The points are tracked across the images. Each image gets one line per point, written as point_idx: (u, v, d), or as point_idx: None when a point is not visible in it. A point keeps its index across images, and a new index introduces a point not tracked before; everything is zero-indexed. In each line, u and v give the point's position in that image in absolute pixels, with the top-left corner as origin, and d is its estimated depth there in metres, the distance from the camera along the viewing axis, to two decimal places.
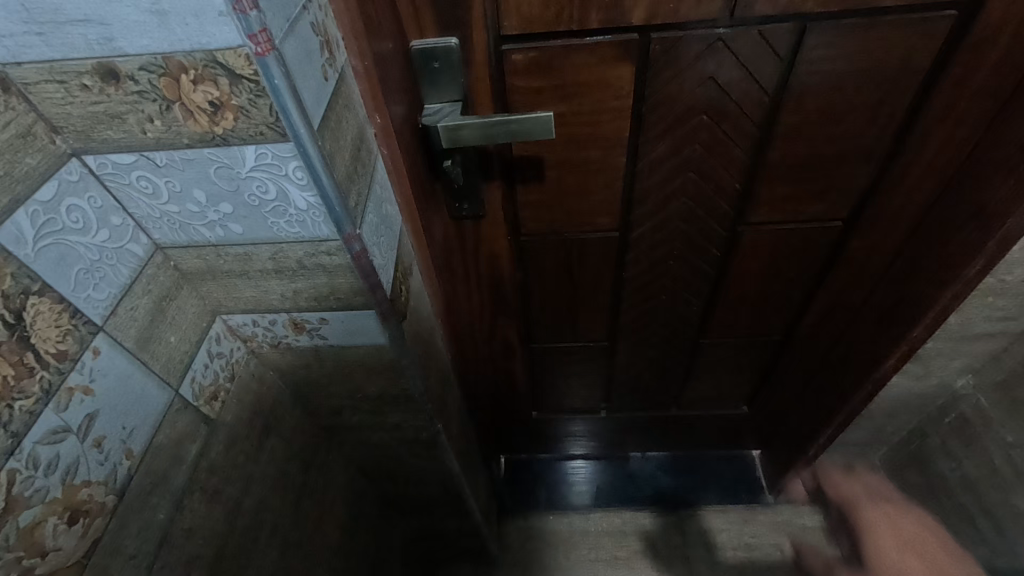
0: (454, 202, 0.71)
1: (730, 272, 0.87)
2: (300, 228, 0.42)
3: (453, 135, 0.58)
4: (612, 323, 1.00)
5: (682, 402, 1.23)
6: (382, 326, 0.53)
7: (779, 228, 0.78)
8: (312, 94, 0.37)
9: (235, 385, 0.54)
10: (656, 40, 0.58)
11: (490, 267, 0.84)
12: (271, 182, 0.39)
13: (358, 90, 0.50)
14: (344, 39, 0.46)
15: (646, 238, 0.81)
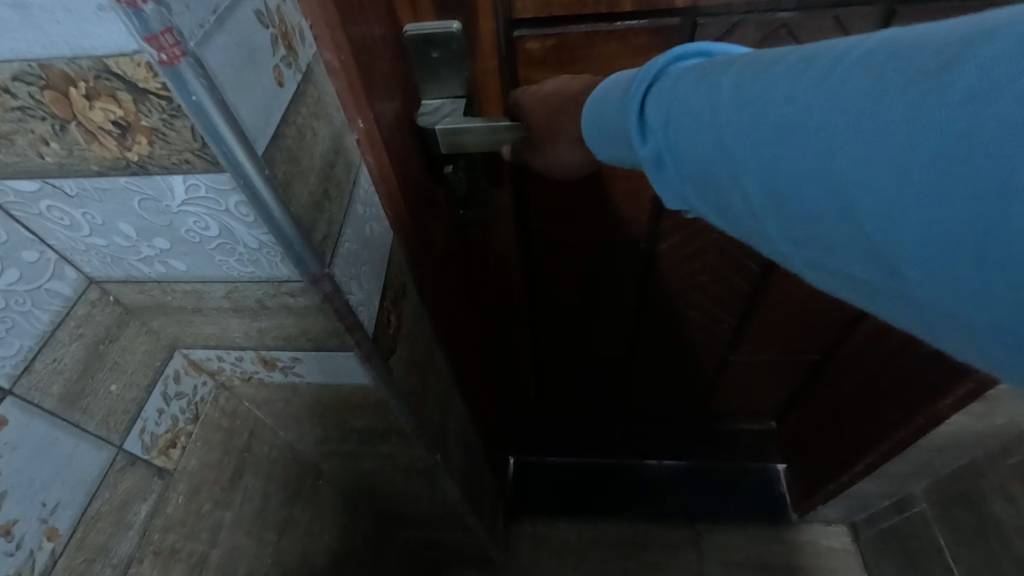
0: (457, 209, 0.63)
1: (772, 283, 0.78)
2: (255, 268, 0.34)
3: (453, 140, 0.49)
4: (631, 329, 0.92)
5: (705, 413, 1.14)
6: (364, 368, 0.45)
7: None
8: (256, 107, 0.28)
9: (200, 426, 0.48)
10: (704, 26, 0.48)
11: (500, 272, 0.76)
12: (210, 218, 0.31)
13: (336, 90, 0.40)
14: (315, 26, 0.36)
15: (677, 248, 0.74)
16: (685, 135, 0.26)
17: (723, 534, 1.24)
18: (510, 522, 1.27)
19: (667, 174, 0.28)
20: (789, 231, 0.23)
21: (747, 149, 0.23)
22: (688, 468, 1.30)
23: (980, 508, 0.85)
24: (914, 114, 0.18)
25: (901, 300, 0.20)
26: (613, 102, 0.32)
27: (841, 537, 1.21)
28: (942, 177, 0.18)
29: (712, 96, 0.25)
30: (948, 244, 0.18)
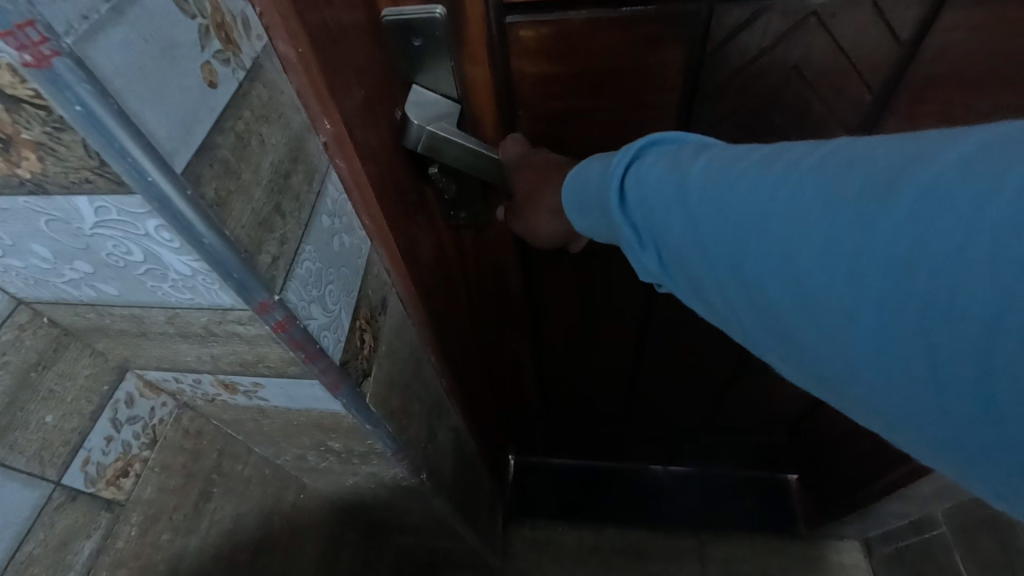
0: (447, 210, 0.58)
1: None
2: (193, 295, 0.30)
3: (433, 148, 0.45)
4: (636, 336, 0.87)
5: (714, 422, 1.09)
6: (331, 395, 0.41)
7: None
8: (174, 114, 0.24)
9: (158, 451, 0.44)
10: (721, 14, 0.42)
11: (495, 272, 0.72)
12: (130, 242, 0.26)
13: (296, 89, 0.35)
14: (266, 15, 0.31)
15: None
16: (672, 230, 0.29)
17: (728, 544, 1.20)
18: (509, 525, 1.24)
19: (652, 256, 0.31)
20: (769, 323, 0.26)
21: (730, 250, 0.26)
22: (695, 475, 1.26)
23: (1006, 537, 0.80)
24: (875, 238, 0.21)
25: (857, 390, 0.23)
26: (598, 179, 0.34)
27: (852, 553, 1.16)
28: (896, 294, 0.21)
29: (695, 192, 0.27)
30: (897, 349, 0.21)
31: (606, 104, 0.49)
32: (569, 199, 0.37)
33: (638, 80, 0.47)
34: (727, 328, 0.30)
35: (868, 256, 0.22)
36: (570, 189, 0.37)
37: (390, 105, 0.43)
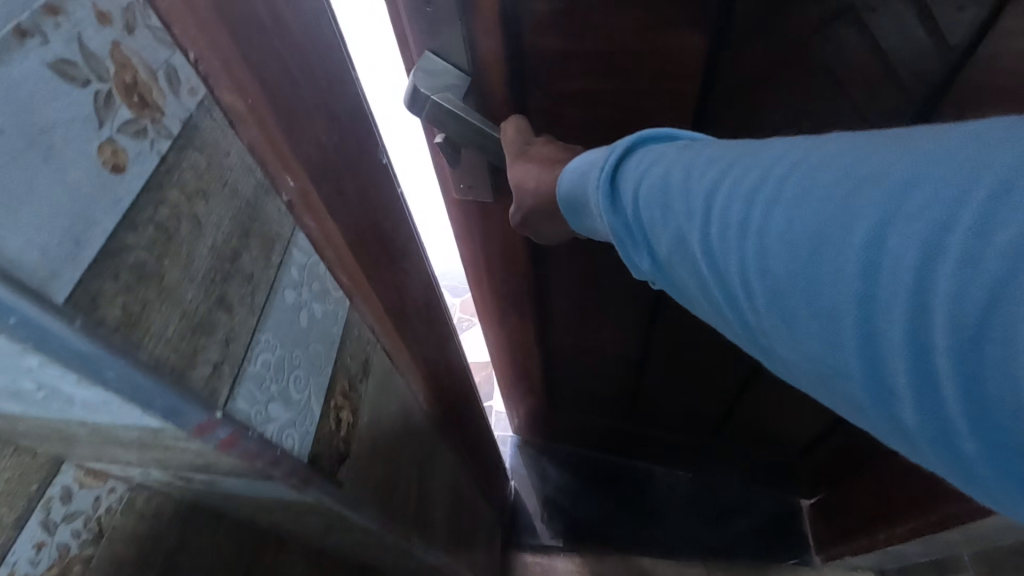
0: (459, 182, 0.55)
1: None
2: (112, 418, 0.24)
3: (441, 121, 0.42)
4: (644, 341, 0.82)
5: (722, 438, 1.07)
6: (299, 495, 0.35)
7: None
8: (52, 222, 0.18)
9: (105, 546, 0.38)
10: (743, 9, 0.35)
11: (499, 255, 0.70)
12: (16, 375, 0.20)
13: (254, 142, 0.29)
14: (201, 50, 0.25)
15: None
16: (656, 229, 0.27)
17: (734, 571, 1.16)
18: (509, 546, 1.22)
19: (641, 257, 0.29)
20: (744, 324, 0.25)
21: (715, 251, 0.24)
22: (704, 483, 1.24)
23: None
24: (827, 236, 0.20)
25: (824, 389, 0.22)
26: (587, 179, 0.31)
27: None
28: (843, 294, 0.20)
29: (672, 190, 0.26)
30: (881, 363, 0.19)
31: (617, 102, 0.43)
32: (564, 204, 0.35)
33: (652, 77, 0.41)
34: (718, 329, 0.28)
35: (815, 254, 0.20)
36: (562, 194, 0.34)
37: (370, 143, 0.37)
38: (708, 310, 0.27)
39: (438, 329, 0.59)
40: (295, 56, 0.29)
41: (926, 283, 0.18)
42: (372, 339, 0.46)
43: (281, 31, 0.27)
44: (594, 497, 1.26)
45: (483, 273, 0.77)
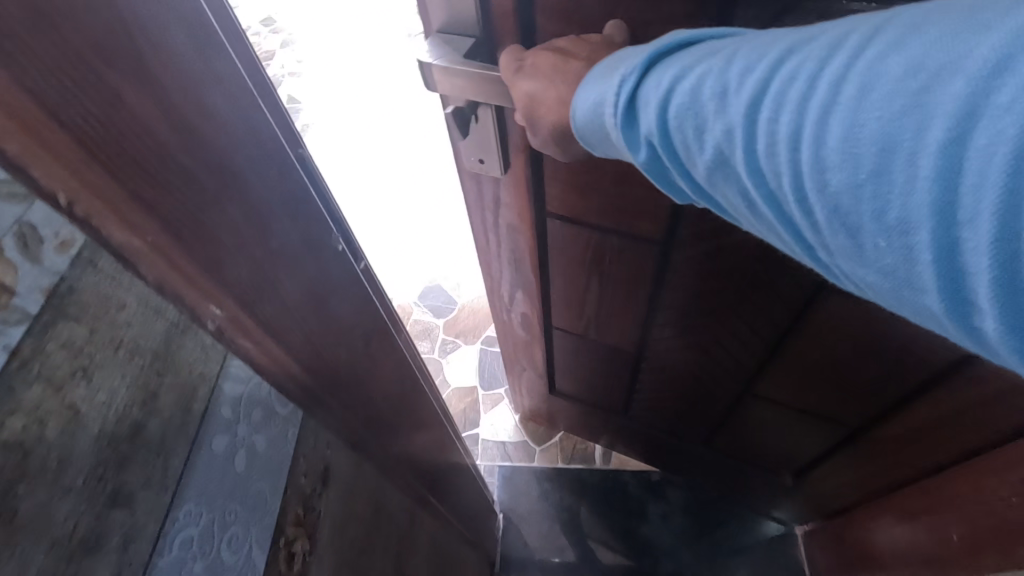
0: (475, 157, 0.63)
1: (794, 346, 0.73)
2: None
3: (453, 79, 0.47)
4: (641, 336, 0.88)
5: (716, 450, 1.11)
6: None
7: (873, 318, 0.61)
8: None
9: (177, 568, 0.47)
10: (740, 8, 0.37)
11: (510, 232, 0.76)
12: None
13: (189, 258, 0.26)
14: (109, 177, 0.22)
15: (695, 268, 0.68)
16: (693, 147, 0.29)
17: None
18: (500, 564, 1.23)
19: (681, 179, 0.32)
20: (799, 235, 0.28)
21: (758, 165, 0.26)
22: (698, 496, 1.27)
23: None
24: (896, 145, 0.22)
25: (877, 287, 0.26)
26: (602, 106, 0.33)
27: None
28: (911, 204, 0.22)
29: (709, 112, 0.28)
30: (921, 250, 0.22)
31: None
32: (583, 137, 0.36)
33: None
34: (760, 234, 0.31)
35: (888, 170, 0.22)
36: (579, 125, 0.36)
37: (317, 233, 0.35)
38: (748, 219, 0.30)
39: (410, 391, 0.56)
40: (204, 174, 0.25)
41: (947, 162, 0.21)
42: (361, 418, 0.46)
43: (180, 157, 0.24)
44: (586, 517, 1.27)
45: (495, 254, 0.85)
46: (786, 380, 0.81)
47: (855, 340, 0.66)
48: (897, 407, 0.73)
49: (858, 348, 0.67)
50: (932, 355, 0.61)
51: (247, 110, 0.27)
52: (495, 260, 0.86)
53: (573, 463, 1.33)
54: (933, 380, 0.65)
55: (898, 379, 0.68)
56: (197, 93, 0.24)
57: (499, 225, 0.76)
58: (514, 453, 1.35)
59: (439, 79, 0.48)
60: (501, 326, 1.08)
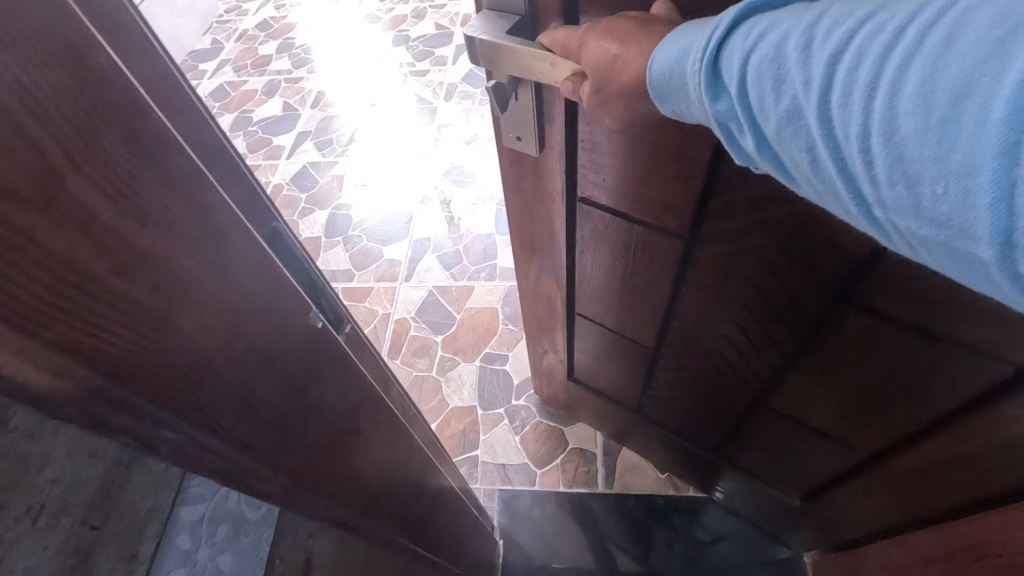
0: (512, 132, 0.70)
1: (814, 353, 0.76)
2: None
3: (495, 53, 0.54)
4: (660, 328, 0.93)
5: (727, 459, 1.12)
6: None
7: (892, 330, 0.64)
8: None
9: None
10: None
11: (543, 210, 0.83)
12: None
13: (108, 400, 0.24)
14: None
15: (719, 259, 0.73)
16: (766, 97, 0.30)
17: None
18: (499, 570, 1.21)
19: (746, 137, 0.33)
20: (857, 194, 0.28)
21: (830, 113, 0.27)
22: (701, 511, 1.25)
23: None
24: (972, 90, 0.22)
25: (931, 242, 0.26)
26: (684, 58, 0.35)
27: None
28: (977, 148, 0.22)
29: (788, 61, 0.29)
30: (978, 196, 0.23)
31: None
32: (656, 88, 0.38)
33: None
34: (821, 198, 0.32)
35: (957, 113, 0.23)
36: (656, 76, 0.37)
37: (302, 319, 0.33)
38: (809, 179, 0.31)
39: (402, 446, 0.54)
40: (144, 294, 0.24)
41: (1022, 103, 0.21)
42: (376, 452, 0.47)
43: (114, 287, 0.23)
44: (590, 526, 1.25)
45: (528, 233, 0.92)
46: (803, 388, 0.83)
47: (884, 351, 0.68)
48: (916, 436, 0.74)
49: (884, 358, 0.69)
50: (958, 378, 0.63)
51: (206, 214, 0.25)
52: (528, 238, 0.93)
53: (575, 485, 1.30)
54: (957, 412, 0.67)
55: (922, 401, 0.69)
56: (131, 214, 0.22)
57: (535, 203, 0.83)
58: (514, 476, 1.32)
59: (482, 51, 0.55)
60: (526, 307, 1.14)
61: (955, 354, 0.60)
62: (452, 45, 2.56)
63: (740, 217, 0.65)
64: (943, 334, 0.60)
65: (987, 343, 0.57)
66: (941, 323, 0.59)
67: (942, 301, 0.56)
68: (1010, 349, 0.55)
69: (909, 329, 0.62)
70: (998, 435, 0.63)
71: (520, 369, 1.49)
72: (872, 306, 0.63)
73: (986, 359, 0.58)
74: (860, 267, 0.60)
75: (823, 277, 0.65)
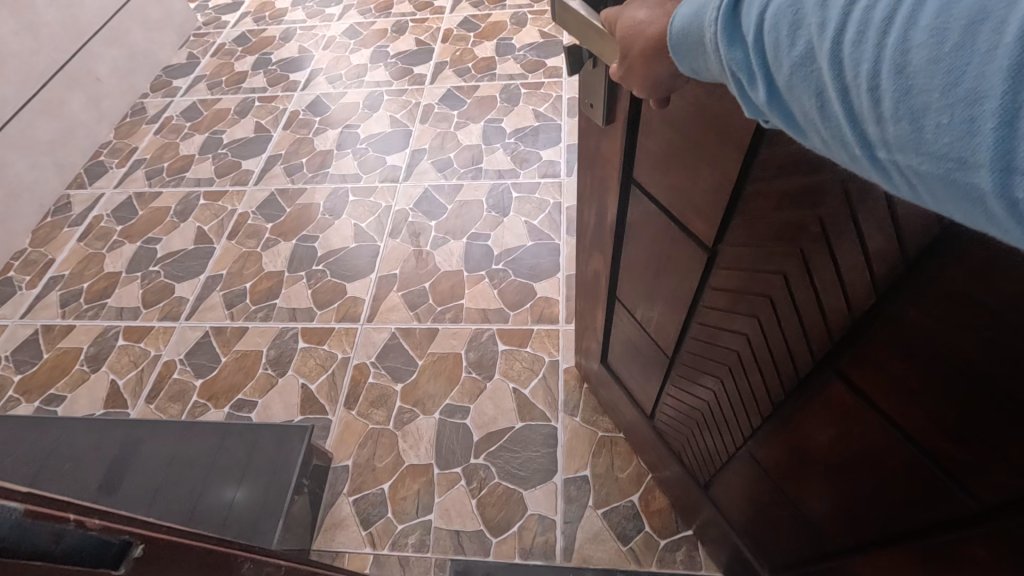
0: (588, 99, 0.73)
1: (799, 413, 0.69)
2: None
3: (563, 11, 0.55)
4: (677, 341, 0.88)
5: (714, 500, 1.05)
6: None
7: (873, 417, 0.57)
8: None
9: None
10: None
11: (603, 181, 0.85)
12: None
13: None
14: None
15: (728, 282, 0.68)
16: (782, 44, 0.27)
17: None
18: None
19: (756, 89, 0.30)
20: (860, 135, 0.25)
21: (844, 52, 0.24)
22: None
23: None
24: (987, 16, 0.20)
25: (929, 179, 0.23)
26: (703, 11, 0.32)
27: None
28: (987, 70, 0.20)
29: (807, 6, 0.26)
30: (986, 125, 0.20)
31: None
32: (676, 44, 0.35)
33: None
34: (831, 155, 0.29)
35: (969, 38, 0.20)
36: (676, 31, 0.35)
37: None
38: (815, 129, 0.28)
39: None
40: None
41: None
42: None
43: None
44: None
45: (589, 203, 0.95)
46: (783, 449, 0.76)
47: (858, 438, 0.60)
48: (875, 546, 0.67)
49: (856, 446, 0.61)
50: (924, 499, 0.55)
51: None
52: (587, 206, 0.96)
53: (531, 558, 1.22)
54: (914, 532, 0.59)
55: (887, 509, 0.62)
56: None
57: (599, 175, 0.86)
58: (468, 545, 1.25)
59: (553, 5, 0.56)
60: (581, 279, 1.16)
61: (923, 468, 0.53)
62: (430, 62, 2.47)
63: (752, 240, 0.60)
64: (919, 443, 0.52)
65: (960, 467, 0.49)
66: (916, 425, 0.52)
67: (925, 400, 0.49)
68: (982, 482, 0.48)
69: (886, 422, 0.55)
70: (958, 572, 0.56)
71: (480, 425, 1.41)
72: (857, 379, 0.56)
73: (956, 487, 0.51)
74: (855, 331, 0.53)
75: (813, 330, 0.58)
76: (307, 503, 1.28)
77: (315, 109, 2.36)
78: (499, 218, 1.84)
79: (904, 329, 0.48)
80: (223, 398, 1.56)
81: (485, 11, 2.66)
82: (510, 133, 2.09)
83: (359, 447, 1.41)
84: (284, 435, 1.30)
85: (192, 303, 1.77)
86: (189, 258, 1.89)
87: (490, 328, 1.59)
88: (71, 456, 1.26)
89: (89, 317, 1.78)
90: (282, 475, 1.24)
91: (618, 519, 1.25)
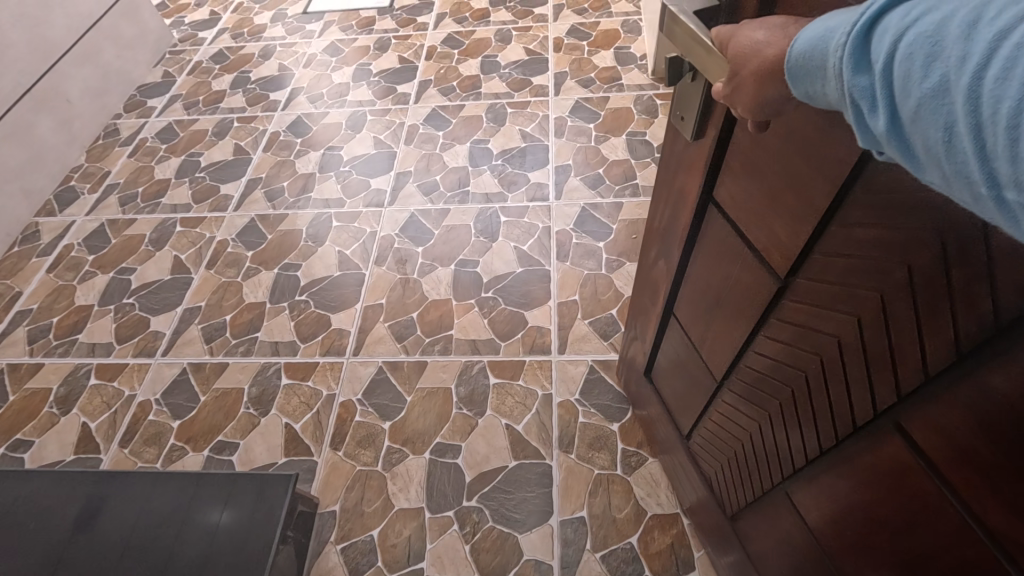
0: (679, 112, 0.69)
1: (847, 464, 0.65)
2: None
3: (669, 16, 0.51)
4: (730, 366, 0.85)
5: (743, 538, 1.01)
6: None
7: (933, 483, 0.53)
8: None
9: None
10: None
11: (679, 195, 0.81)
12: None
13: None
14: None
15: (794, 316, 0.64)
16: (916, 75, 0.27)
17: None
18: None
19: (877, 118, 0.30)
20: (989, 173, 0.25)
21: (983, 89, 0.24)
22: None
23: None
24: None
25: None
26: (829, 37, 0.32)
27: None
28: None
29: (947, 38, 0.26)
30: None
31: None
32: (795, 67, 0.35)
33: None
34: (953, 191, 0.28)
35: None
36: (796, 56, 0.35)
37: None
38: (938, 162, 0.28)
39: None
40: None
41: None
42: None
43: None
44: None
45: (660, 214, 0.91)
46: (824, 498, 0.72)
47: (910, 500, 0.56)
48: None
49: (906, 508, 0.57)
50: None
51: None
52: (658, 217, 0.92)
53: None
54: None
55: None
56: None
57: (675, 189, 0.82)
58: None
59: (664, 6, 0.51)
60: (637, 287, 1.13)
61: (981, 544, 0.49)
62: (413, 81, 2.43)
63: (826, 276, 0.56)
64: (979, 516, 0.49)
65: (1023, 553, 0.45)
66: (981, 498, 0.48)
67: (992, 473, 0.46)
68: None
69: (945, 489, 0.51)
70: None
71: (472, 464, 1.37)
72: (919, 437, 0.52)
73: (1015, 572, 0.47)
74: (922, 388, 0.50)
75: (876, 380, 0.55)
76: (292, 554, 1.22)
77: (296, 129, 2.30)
78: (488, 243, 1.80)
79: (980, 394, 0.44)
80: (202, 439, 1.49)
81: (469, 28, 2.63)
82: (497, 154, 2.06)
83: (347, 490, 1.36)
84: (267, 486, 1.23)
85: (169, 338, 1.70)
86: (164, 289, 1.82)
87: (480, 360, 1.54)
88: (34, 514, 1.20)
89: (58, 355, 1.70)
90: (266, 527, 1.17)
91: (618, 562, 1.21)
